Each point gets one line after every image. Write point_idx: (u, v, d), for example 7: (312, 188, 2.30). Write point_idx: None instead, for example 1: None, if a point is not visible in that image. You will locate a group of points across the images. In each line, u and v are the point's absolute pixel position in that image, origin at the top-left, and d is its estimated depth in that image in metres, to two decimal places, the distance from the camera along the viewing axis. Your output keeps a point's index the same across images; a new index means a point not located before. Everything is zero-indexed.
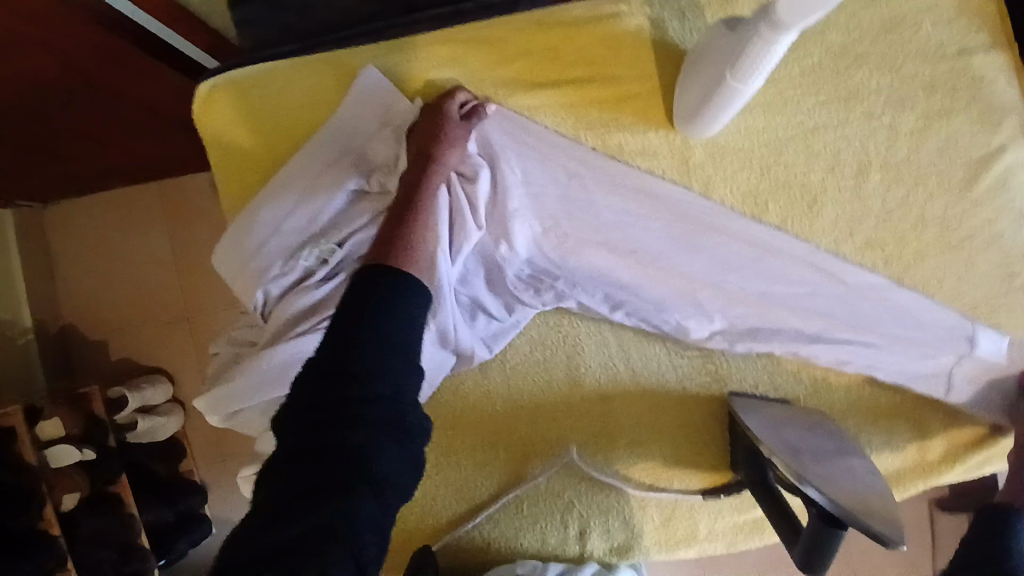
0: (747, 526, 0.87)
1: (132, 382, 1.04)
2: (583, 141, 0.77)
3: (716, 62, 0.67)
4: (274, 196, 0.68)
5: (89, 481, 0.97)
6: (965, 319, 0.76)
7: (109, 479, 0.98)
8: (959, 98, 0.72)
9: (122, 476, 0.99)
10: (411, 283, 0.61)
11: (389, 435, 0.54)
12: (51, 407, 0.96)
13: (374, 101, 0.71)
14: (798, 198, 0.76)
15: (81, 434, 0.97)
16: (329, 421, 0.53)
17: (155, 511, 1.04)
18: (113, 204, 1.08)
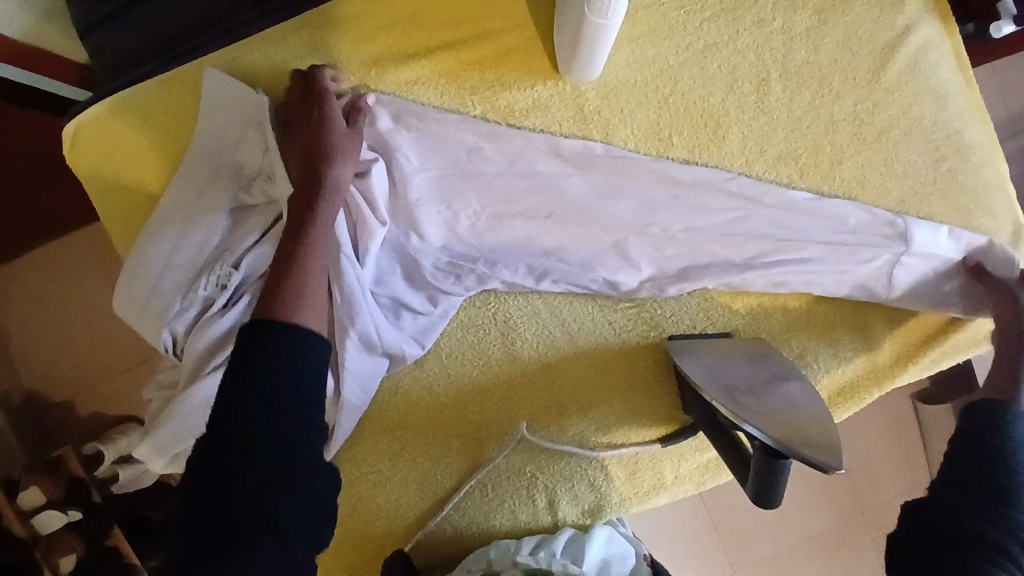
0: (712, 464, 0.80)
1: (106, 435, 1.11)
2: (471, 110, 0.72)
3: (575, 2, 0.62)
4: (161, 233, 0.69)
5: (84, 540, 1.04)
6: (897, 215, 0.73)
7: (106, 530, 1.05)
8: None
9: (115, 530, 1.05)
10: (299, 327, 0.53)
11: (290, 490, 0.49)
12: (29, 477, 1.03)
13: (229, 106, 0.69)
14: (701, 125, 0.72)
15: (64, 497, 1.04)
16: (222, 489, 0.48)
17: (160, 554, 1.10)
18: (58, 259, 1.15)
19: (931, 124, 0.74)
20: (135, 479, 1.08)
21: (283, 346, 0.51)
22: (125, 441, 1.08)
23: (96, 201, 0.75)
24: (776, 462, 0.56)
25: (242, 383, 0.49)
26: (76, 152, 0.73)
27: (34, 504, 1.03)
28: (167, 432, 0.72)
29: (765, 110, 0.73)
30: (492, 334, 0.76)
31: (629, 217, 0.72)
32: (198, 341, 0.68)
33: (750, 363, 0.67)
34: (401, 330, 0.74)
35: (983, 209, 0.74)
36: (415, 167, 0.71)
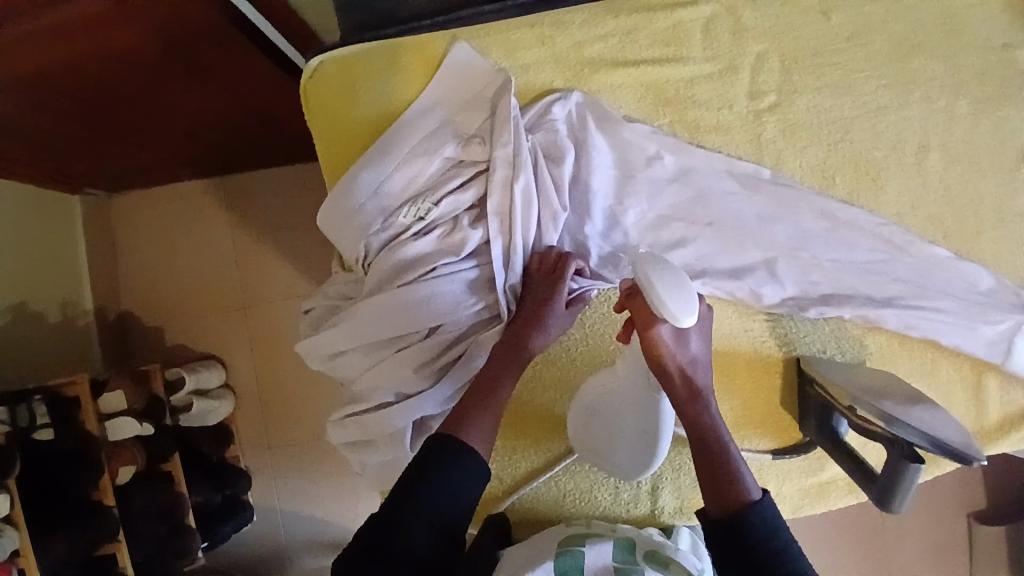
0: (814, 491, 0.82)
1: (188, 367, 1.36)
2: (659, 119, 0.82)
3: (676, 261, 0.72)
4: (377, 160, 0.78)
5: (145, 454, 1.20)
6: (1022, 288, 0.79)
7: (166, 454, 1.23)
8: (1009, 84, 0.81)
9: (173, 455, 1.23)
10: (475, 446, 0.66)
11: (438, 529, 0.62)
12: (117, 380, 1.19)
13: (463, 75, 0.81)
14: (863, 173, 0.80)
15: (141, 408, 1.21)
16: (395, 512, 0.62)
17: (205, 493, 1.33)
18: (172, 204, 1.45)
19: None
20: (204, 413, 1.35)
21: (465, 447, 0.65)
22: (205, 375, 1.37)
23: (314, 123, 0.84)
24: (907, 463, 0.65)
25: (438, 454, 0.64)
26: (313, 82, 0.83)
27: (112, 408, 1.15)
28: (339, 335, 0.77)
29: (920, 174, 0.80)
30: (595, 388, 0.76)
31: (783, 241, 0.79)
32: (391, 259, 0.77)
33: (885, 384, 0.74)
34: None
35: None
36: (604, 161, 0.81)
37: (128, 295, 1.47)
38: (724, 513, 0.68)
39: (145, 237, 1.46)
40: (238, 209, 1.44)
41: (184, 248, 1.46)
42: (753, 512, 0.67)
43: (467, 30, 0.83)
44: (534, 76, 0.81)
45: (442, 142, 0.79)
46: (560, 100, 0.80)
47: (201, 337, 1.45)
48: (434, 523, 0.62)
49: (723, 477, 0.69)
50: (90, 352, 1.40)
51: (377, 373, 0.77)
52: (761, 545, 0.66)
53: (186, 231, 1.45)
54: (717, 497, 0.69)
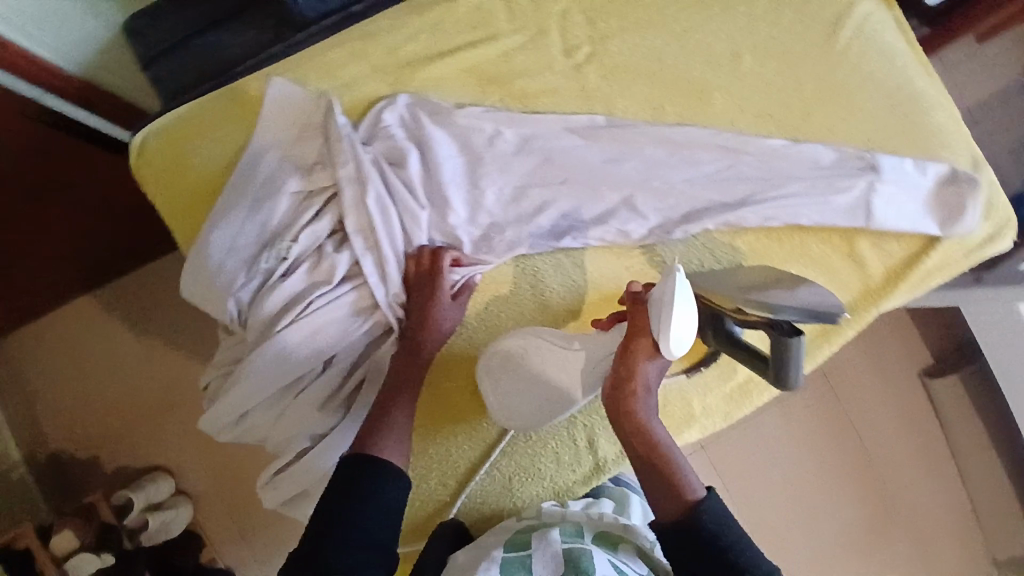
0: (735, 393, 0.86)
1: (135, 485, 1.32)
2: (489, 97, 0.83)
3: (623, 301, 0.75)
4: (224, 216, 0.77)
5: None
6: (862, 152, 0.84)
7: None
8: None
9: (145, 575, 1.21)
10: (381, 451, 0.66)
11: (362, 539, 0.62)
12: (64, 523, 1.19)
13: (286, 109, 0.80)
14: (688, 93, 0.84)
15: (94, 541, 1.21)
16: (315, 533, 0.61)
17: None
18: (69, 327, 1.39)
19: (882, 77, 0.87)
20: (164, 526, 1.30)
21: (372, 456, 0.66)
22: (153, 488, 1.32)
23: (158, 198, 0.83)
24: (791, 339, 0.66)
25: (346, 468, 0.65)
26: (143, 160, 0.83)
27: (66, 548, 1.17)
28: (234, 399, 0.76)
29: (741, 78, 0.85)
30: (504, 381, 0.78)
31: (633, 177, 0.83)
32: (265, 307, 0.77)
33: (762, 276, 0.78)
34: None
35: (941, 143, 0.87)
36: (449, 152, 0.81)
37: (54, 433, 1.38)
38: (673, 519, 0.67)
39: (52, 369, 1.39)
40: (138, 310, 1.39)
41: (95, 367, 1.39)
42: (704, 510, 0.66)
43: (280, 66, 0.82)
44: (357, 90, 0.81)
45: (284, 180, 0.79)
46: (387, 106, 0.81)
47: (141, 450, 1.39)
48: (359, 539, 0.62)
49: (670, 487, 0.68)
50: (34, 499, 1.34)
51: (285, 421, 0.77)
52: (707, 537, 0.65)
53: (92, 350, 1.39)
54: (666, 501, 0.68)
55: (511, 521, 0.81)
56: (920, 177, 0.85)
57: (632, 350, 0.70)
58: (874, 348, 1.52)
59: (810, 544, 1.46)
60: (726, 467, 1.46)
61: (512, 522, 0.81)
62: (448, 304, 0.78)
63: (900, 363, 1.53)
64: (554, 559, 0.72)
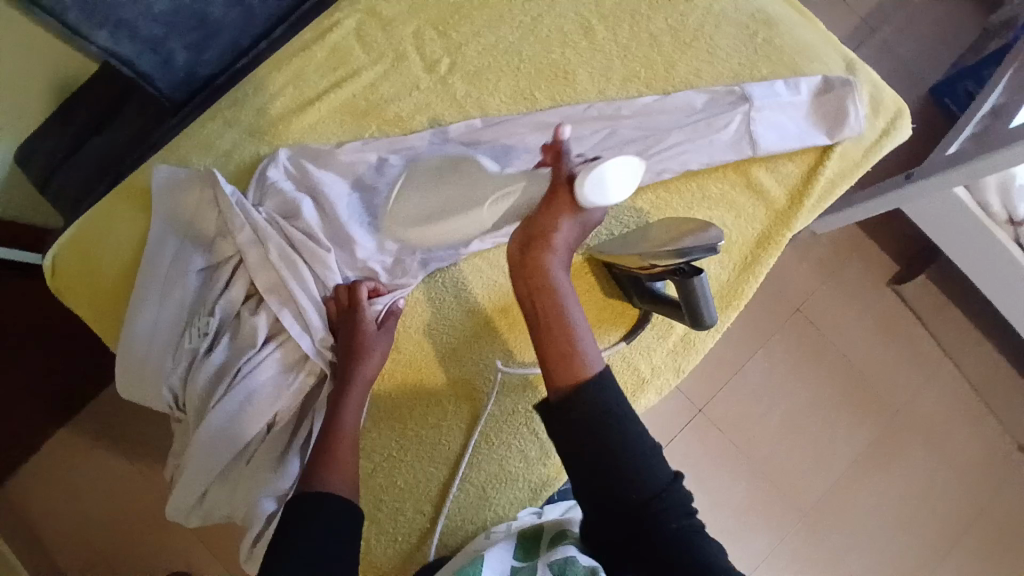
0: (679, 347, 0.86)
1: None
2: (366, 131, 0.85)
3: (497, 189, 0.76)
4: (137, 308, 0.79)
5: None
6: (732, 86, 0.86)
7: None
8: None
9: None
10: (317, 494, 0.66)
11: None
12: None
13: (175, 191, 0.81)
14: (553, 77, 0.87)
15: None
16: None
17: None
18: (53, 453, 1.32)
19: (732, 12, 0.90)
20: None
21: (314, 499, 0.66)
22: None
23: (80, 308, 0.85)
24: (691, 279, 0.69)
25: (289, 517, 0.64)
26: (57, 278, 0.84)
27: None
28: (192, 480, 0.76)
29: (599, 50, 0.88)
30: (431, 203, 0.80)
31: (526, 165, 0.83)
32: (198, 385, 0.77)
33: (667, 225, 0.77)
34: None
35: (806, 57, 0.89)
36: (342, 190, 0.83)
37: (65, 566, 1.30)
38: (562, 389, 0.63)
39: (48, 500, 1.32)
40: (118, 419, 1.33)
41: (90, 487, 1.33)
42: (629, 460, 0.60)
43: (161, 153, 0.84)
44: (240, 156, 0.83)
45: (189, 259, 0.80)
46: (269, 165, 0.82)
47: (158, 562, 1.32)
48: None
49: (562, 345, 0.65)
50: None
51: (246, 491, 0.77)
52: (607, 461, 0.60)
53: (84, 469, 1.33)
54: (560, 364, 0.64)
55: (478, 544, 0.78)
56: (795, 95, 0.86)
57: (555, 207, 0.66)
58: (838, 269, 1.52)
59: (830, 477, 1.46)
60: (728, 424, 1.44)
61: (480, 541, 0.78)
62: (373, 336, 0.79)
63: (866, 277, 1.53)
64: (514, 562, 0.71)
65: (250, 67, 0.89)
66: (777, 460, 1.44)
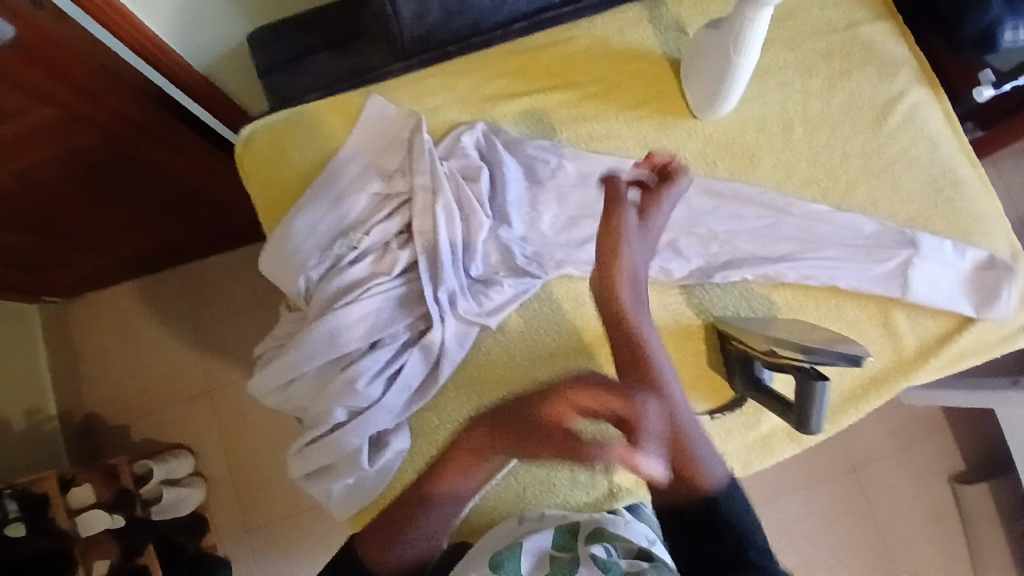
0: (757, 445, 0.88)
1: (157, 458, 1.43)
2: (557, 134, 0.92)
3: (713, 54, 0.84)
4: (308, 203, 0.86)
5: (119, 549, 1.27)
6: (903, 228, 0.88)
7: (141, 543, 1.30)
8: (854, 59, 0.94)
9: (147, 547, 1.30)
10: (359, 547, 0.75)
11: None
12: (82, 477, 1.31)
13: (382, 121, 0.90)
14: (739, 155, 0.91)
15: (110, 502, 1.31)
16: None
17: None
18: (131, 297, 1.55)
19: (927, 162, 0.92)
20: (176, 502, 1.40)
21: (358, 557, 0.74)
22: (174, 464, 1.43)
23: (253, 183, 0.93)
24: (815, 382, 0.72)
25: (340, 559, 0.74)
26: (247, 148, 0.93)
27: (82, 502, 1.26)
28: (287, 364, 0.82)
29: (789, 147, 0.91)
30: (700, 58, 0.88)
31: (680, 221, 0.88)
32: (329, 287, 0.84)
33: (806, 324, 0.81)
34: (481, 307, 0.87)
35: (982, 230, 0.90)
36: (517, 175, 0.90)
37: (91, 397, 1.51)
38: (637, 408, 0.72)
39: (111, 336, 1.54)
40: (197, 288, 1.55)
41: (146, 339, 1.54)
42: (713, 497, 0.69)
43: (378, 86, 0.93)
44: (442, 113, 0.92)
45: (367, 179, 0.87)
46: (469, 134, 0.90)
47: (171, 430, 1.51)
48: None
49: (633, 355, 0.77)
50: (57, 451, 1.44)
51: (325, 394, 0.82)
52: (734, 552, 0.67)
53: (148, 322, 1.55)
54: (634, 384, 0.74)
55: (512, 523, 0.82)
56: (959, 259, 0.87)
57: (610, 226, 0.82)
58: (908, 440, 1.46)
59: None
60: None
61: (513, 525, 0.82)
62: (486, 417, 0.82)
63: None
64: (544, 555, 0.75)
65: (479, 43, 0.97)
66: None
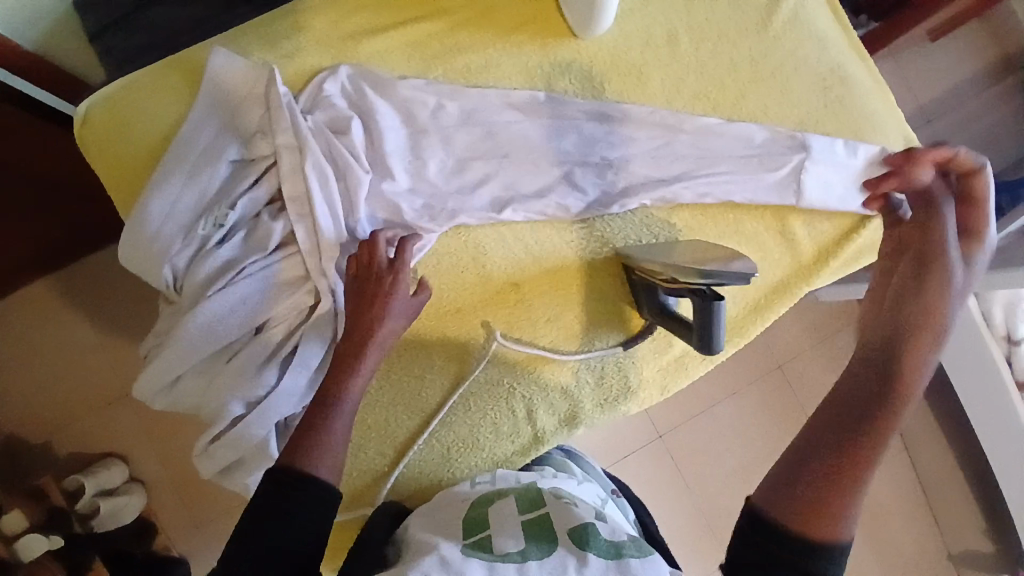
0: (671, 366, 0.89)
1: (86, 470, 1.24)
2: (431, 70, 0.84)
3: None
4: (161, 181, 0.77)
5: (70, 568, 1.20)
6: (795, 132, 0.86)
7: (90, 559, 1.21)
8: None
9: (98, 560, 1.22)
10: (302, 496, 0.64)
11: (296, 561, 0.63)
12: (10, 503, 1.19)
13: (228, 76, 0.79)
14: (627, 74, 0.86)
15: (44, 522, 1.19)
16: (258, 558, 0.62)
17: None
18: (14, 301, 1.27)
19: (815, 61, 0.90)
20: (115, 513, 1.22)
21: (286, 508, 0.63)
22: (104, 474, 1.23)
23: (100, 166, 0.83)
24: (710, 304, 0.72)
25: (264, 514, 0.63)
26: (86, 126, 0.82)
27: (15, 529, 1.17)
28: (168, 362, 0.76)
29: (677, 58, 0.87)
30: None
31: (571, 152, 0.85)
32: (199, 273, 0.77)
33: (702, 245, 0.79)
34: None
35: (871, 125, 0.90)
36: (393, 122, 0.82)
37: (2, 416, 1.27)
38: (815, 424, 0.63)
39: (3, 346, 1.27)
40: (90, 282, 1.29)
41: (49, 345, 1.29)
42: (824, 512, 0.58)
43: (224, 37, 0.83)
44: (300, 60, 0.82)
45: (223, 147, 0.79)
46: (334, 83, 0.81)
47: (99, 439, 1.29)
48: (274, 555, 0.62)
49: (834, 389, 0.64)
50: None
51: (216, 386, 0.77)
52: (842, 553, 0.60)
53: (46, 326, 1.28)
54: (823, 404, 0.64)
55: (464, 491, 0.77)
56: (852, 158, 0.87)
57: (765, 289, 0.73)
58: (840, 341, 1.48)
59: None
60: (687, 458, 1.32)
61: (463, 489, 0.78)
62: (387, 304, 0.74)
63: None
64: (515, 533, 0.67)
65: None
66: (724, 504, 1.32)
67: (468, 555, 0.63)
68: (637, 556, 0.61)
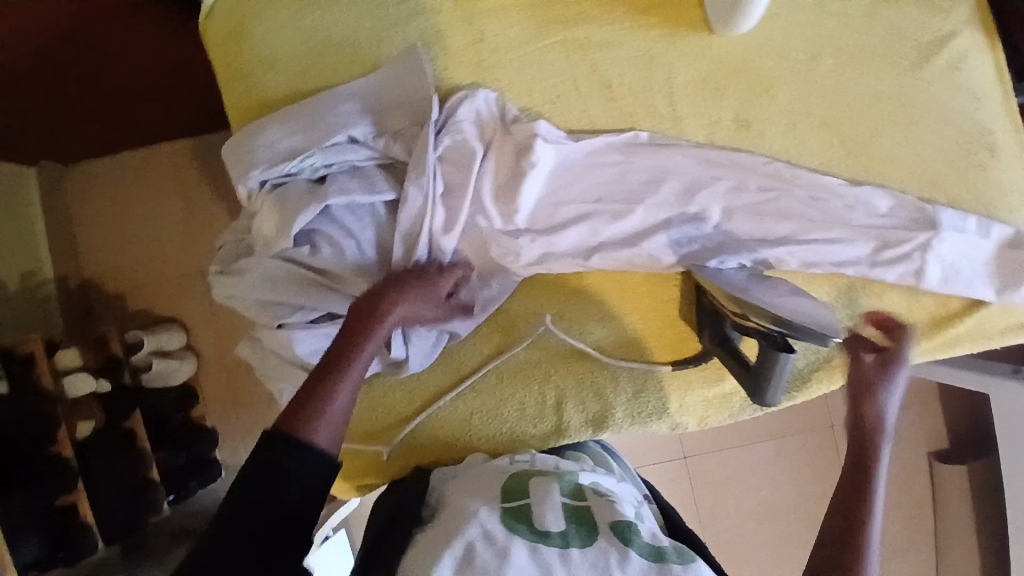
0: (716, 401, 0.85)
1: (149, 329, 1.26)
2: (550, 35, 0.81)
3: None
4: (281, 119, 0.78)
5: (106, 417, 1.14)
6: (923, 202, 0.78)
7: (126, 413, 1.16)
8: None
9: (135, 413, 1.17)
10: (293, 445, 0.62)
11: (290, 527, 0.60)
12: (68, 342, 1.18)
13: (409, 74, 0.79)
14: (754, 84, 0.80)
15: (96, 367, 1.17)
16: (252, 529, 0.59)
17: (170, 450, 1.23)
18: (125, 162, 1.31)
19: (965, 118, 0.80)
20: (165, 374, 1.24)
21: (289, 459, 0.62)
22: (164, 336, 1.25)
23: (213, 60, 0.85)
24: (777, 353, 0.70)
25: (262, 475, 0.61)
26: (209, 21, 0.85)
27: (69, 364, 1.12)
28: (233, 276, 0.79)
29: (813, 78, 0.80)
30: None
31: (680, 204, 0.77)
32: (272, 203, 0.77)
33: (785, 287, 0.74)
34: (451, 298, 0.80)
35: (1008, 202, 0.80)
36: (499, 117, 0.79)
37: (88, 263, 1.31)
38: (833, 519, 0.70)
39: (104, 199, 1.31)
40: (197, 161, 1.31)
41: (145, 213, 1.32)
42: None
43: None
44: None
45: (351, 122, 0.77)
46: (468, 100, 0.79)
47: (167, 304, 1.31)
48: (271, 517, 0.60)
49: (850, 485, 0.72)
50: None
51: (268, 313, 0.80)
52: None
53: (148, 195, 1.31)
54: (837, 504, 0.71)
55: (502, 466, 0.75)
56: (983, 237, 0.78)
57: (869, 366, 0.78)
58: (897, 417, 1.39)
59: None
60: (707, 486, 1.28)
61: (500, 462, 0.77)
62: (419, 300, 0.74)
63: None
64: (557, 514, 0.64)
65: None
66: (734, 542, 1.27)
67: (509, 530, 0.62)
68: (679, 562, 0.58)
